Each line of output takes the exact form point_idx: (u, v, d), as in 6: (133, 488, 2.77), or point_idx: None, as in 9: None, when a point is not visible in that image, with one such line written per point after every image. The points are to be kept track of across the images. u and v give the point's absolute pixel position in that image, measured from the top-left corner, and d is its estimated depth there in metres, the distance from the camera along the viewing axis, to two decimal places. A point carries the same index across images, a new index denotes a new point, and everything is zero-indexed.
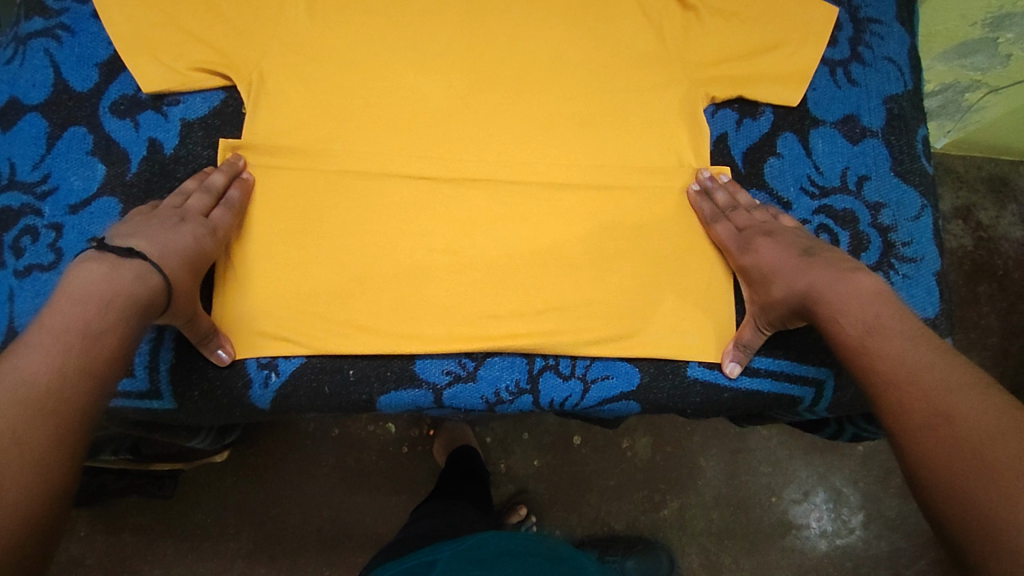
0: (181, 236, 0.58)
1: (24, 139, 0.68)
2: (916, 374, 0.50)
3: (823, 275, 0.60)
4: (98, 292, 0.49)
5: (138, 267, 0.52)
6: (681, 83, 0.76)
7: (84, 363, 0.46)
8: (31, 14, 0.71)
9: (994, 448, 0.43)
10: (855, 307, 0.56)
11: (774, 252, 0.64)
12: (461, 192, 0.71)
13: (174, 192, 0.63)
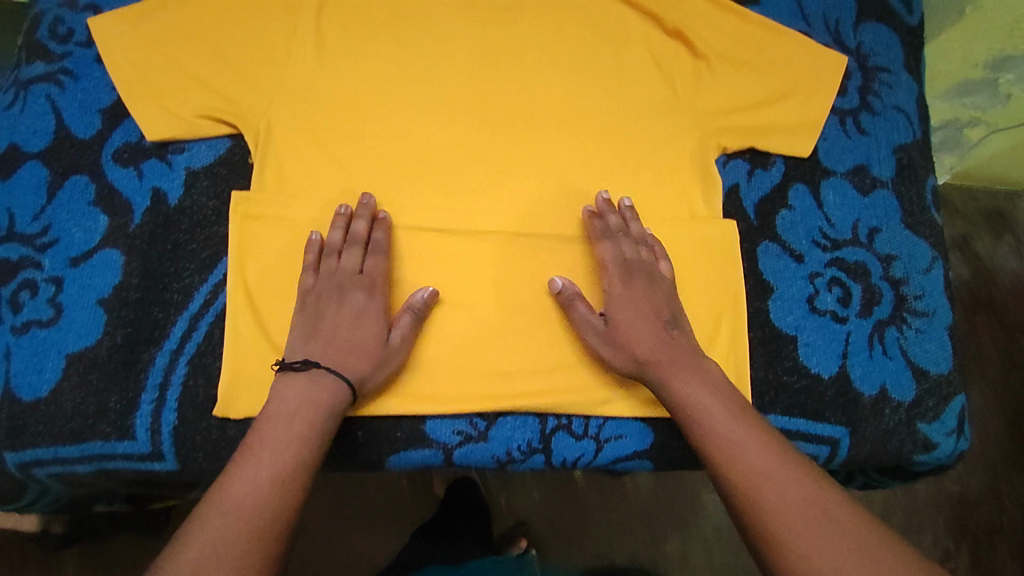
0: (351, 331, 0.63)
1: (24, 189, 0.66)
2: (750, 452, 0.56)
3: (673, 362, 0.63)
4: (314, 399, 0.59)
5: (323, 382, 0.60)
6: (693, 132, 0.75)
7: (286, 489, 0.54)
8: (32, 57, 0.69)
9: (810, 523, 0.51)
10: (694, 404, 0.61)
11: (629, 312, 0.66)
12: (472, 244, 0.70)
13: (327, 249, 0.66)
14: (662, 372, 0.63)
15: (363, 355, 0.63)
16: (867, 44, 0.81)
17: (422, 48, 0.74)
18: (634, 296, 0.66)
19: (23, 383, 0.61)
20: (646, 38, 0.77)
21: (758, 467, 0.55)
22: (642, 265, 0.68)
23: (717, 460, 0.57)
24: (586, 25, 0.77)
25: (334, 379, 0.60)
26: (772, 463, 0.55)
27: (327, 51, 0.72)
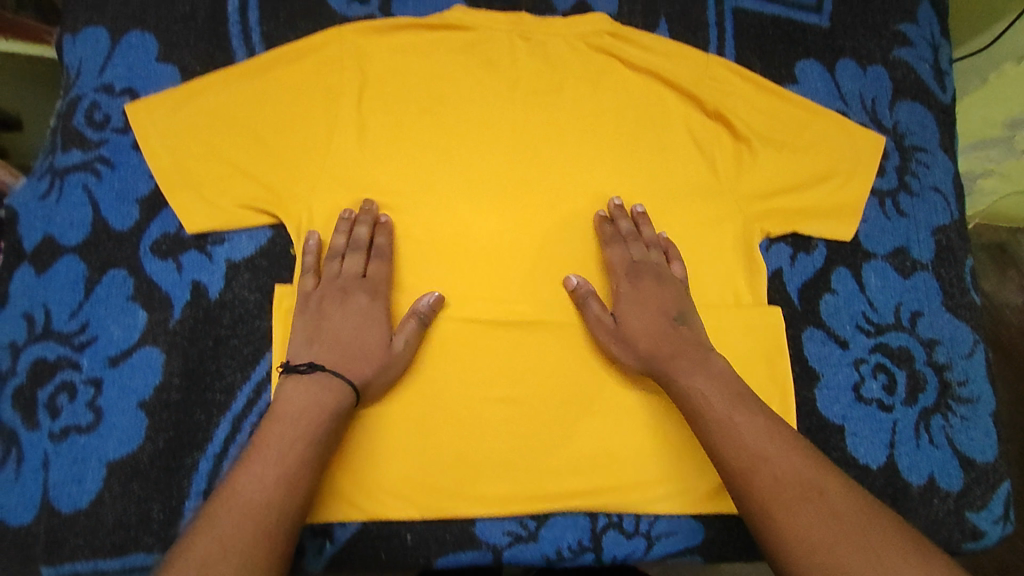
0: (353, 334, 0.63)
1: (60, 284, 0.64)
2: (756, 441, 0.57)
3: (679, 357, 0.63)
4: (317, 402, 0.59)
5: (324, 383, 0.60)
6: (737, 217, 0.74)
7: (287, 490, 0.54)
8: (69, 145, 0.68)
9: (798, 506, 0.53)
10: (699, 397, 0.61)
11: (636, 311, 0.66)
12: (518, 335, 0.68)
13: (331, 254, 0.66)
14: (668, 367, 0.63)
15: (366, 359, 0.62)
16: (903, 123, 0.81)
17: (463, 132, 0.73)
18: (644, 294, 0.67)
19: (62, 494, 0.59)
20: (688, 119, 0.77)
21: (766, 454, 0.56)
22: (650, 265, 0.69)
23: (725, 448, 0.58)
24: (626, 107, 0.76)
25: (336, 380, 0.60)
26: (778, 450, 0.57)
27: (368, 136, 0.71)
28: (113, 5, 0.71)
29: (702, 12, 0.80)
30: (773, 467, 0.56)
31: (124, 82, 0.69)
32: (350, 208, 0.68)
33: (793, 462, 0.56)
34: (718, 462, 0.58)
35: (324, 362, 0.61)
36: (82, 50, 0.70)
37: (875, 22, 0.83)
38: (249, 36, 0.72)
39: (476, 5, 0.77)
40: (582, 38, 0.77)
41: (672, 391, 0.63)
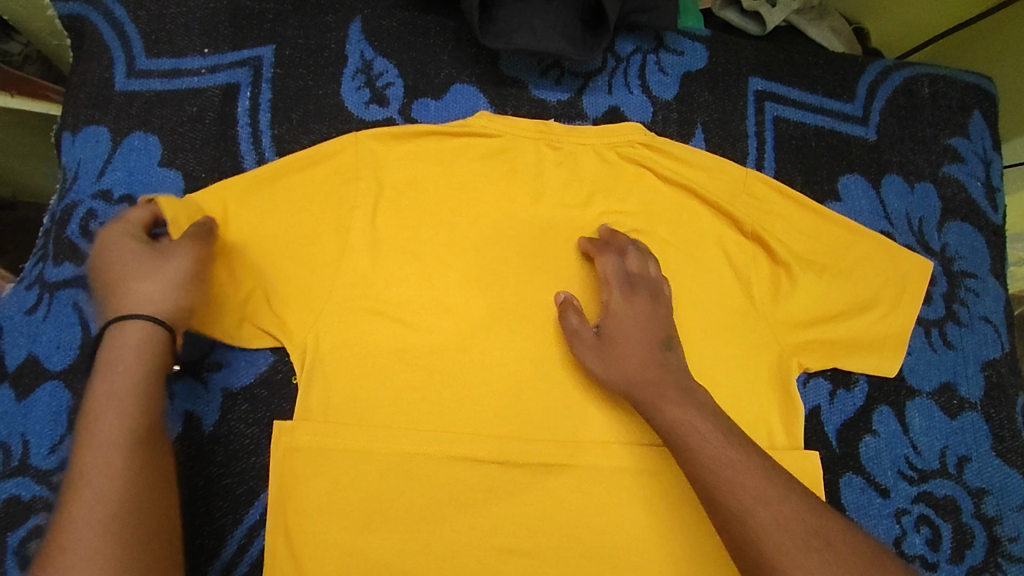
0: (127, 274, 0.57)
1: (41, 413, 0.59)
2: (732, 481, 0.51)
3: (666, 385, 0.58)
4: (130, 351, 0.53)
5: (115, 331, 0.54)
6: (773, 348, 0.69)
7: (140, 448, 0.49)
8: (62, 257, 0.64)
9: (792, 545, 0.47)
10: (680, 427, 0.56)
11: (624, 336, 0.62)
12: (533, 479, 0.63)
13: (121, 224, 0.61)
14: (651, 398, 0.58)
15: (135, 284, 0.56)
16: (952, 246, 0.76)
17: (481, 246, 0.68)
18: (634, 320, 0.63)
19: None
20: (722, 239, 0.72)
21: (743, 502, 0.50)
22: (636, 284, 0.65)
23: (702, 488, 0.52)
24: (655, 222, 0.72)
25: (121, 322, 0.54)
26: (751, 487, 0.50)
27: (382, 251, 0.66)
28: (118, 103, 0.68)
29: (740, 121, 0.76)
30: (756, 513, 0.49)
31: (123, 188, 0.66)
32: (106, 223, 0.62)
33: (775, 506, 0.49)
34: (711, 504, 0.51)
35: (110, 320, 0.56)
36: (82, 151, 0.66)
37: (924, 136, 0.79)
38: (260, 139, 0.69)
39: (501, 111, 0.73)
40: (612, 147, 0.72)
41: (651, 416, 0.58)
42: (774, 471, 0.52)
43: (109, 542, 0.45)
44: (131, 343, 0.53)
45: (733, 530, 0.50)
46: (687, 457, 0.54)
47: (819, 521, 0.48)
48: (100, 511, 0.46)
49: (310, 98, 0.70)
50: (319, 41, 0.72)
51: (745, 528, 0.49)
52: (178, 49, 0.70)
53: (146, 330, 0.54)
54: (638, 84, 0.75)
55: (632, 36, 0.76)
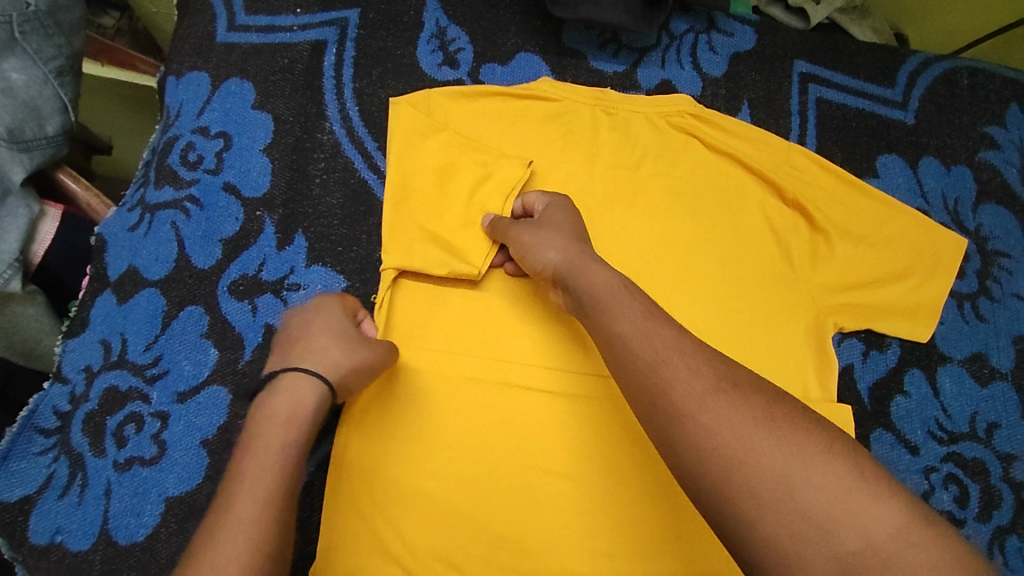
0: (331, 347, 0.57)
1: (139, 315, 0.65)
2: (635, 344, 0.49)
3: (588, 259, 0.57)
4: (300, 413, 0.53)
5: (291, 379, 0.54)
6: (809, 307, 0.73)
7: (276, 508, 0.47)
8: (162, 182, 0.70)
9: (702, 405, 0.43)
10: (599, 292, 0.54)
11: (530, 230, 0.63)
12: (581, 411, 0.66)
13: (337, 315, 0.61)
14: (568, 267, 0.57)
15: (353, 360, 0.57)
16: (987, 225, 0.79)
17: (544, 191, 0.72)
18: (543, 220, 0.64)
19: (120, 525, 0.60)
20: (763, 205, 0.76)
21: (650, 359, 0.47)
22: (553, 197, 0.67)
23: (615, 362, 0.50)
24: (702, 185, 0.76)
25: (289, 382, 0.53)
26: (660, 345, 0.48)
27: (448, 192, 0.71)
28: (218, 53, 0.76)
29: (785, 100, 0.81)
30: (661, 366, 0.46)
31: (219, 126, 0.73)
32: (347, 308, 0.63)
33: (679, 358, 0.46)
34: (633, 391, 0.48)
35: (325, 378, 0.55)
36: (183, 93, 0.74)
37: (962, 122, 0.82)
38: (342, 91, 0.76)
39: (562, 78, 0.79)
40: (664, 117, 0.78)
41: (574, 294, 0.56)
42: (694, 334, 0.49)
43: None
44: (302, 403, 0.53)
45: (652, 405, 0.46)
46: (600, 332, 0.52)
47: (726, 370, 0.46)
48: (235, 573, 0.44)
49: (389, 57, 0.77)
50: (400, 8, 0.79)
51: (653, 389, 0.46)
52: (274, 9, 0.77)
53: (318, 398, 0.54)
54: (690, 60, 0.81)
55: (686, 17, 0.82)
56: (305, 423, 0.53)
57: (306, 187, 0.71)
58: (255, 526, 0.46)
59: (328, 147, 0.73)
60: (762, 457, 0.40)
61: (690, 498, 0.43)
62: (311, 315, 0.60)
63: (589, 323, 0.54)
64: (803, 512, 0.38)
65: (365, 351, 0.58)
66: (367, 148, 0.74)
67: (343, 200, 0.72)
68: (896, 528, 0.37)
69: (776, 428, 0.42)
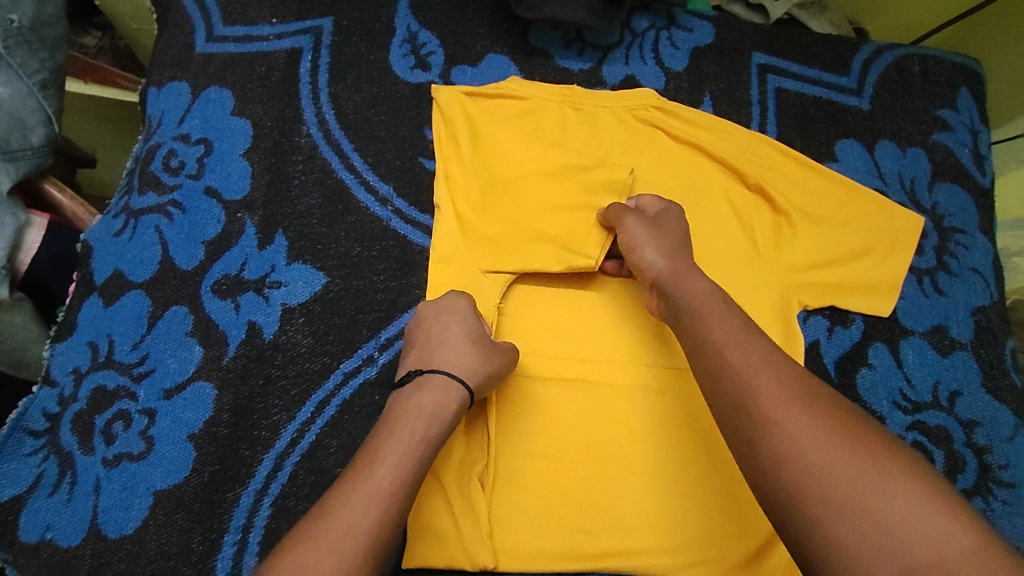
0: (468, 351, 0.62)
1: (125, 317, 0.67)
2: (727, 349, 0.52)
3: (689, 271, 0.62)
4: (441, 413, 0.57)
5: (438, 382, 0.59)
6: (775, 287, 0.75)
7: (397, 490, 0.51)
8: (146, 188, 0.72)
9: (788, 414, 0.46)
10: (696, 297, 0.58)
11: (644, 227, 0.67)
12: (553, 393, 0.69)
13: (473, 318, 0.65)
14: (671, 274, 0.62)
15: (490, 367, 0.62)
16: (942, 204, 0.83)
17: (516, 179, 0.74)
18: (658, 224, 0.68)
19: (109, 519, 0.61)
20: (728, 191, 0.79)
21: (739, 366, 0.50)
22: (669, 205, 0.71)
23: (702, 366, 0.53)
24: (668, 175, 0.79)
25: (439, 383, 0.59)
26: (750, 353, 0.51)
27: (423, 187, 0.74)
28: (198, 63, 0.78)
29: (745, 91, 0.85)
30: (751, 371, 0.49)
31: (200, 133, 0.75)
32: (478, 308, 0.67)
33: (768, 371, 0.49)
34: (715, 391, 0.51)
35: (466, 382, 0.60)
36: (165, 102, 0.77)
37: (915, 107, 0.86)
38: (318, 96, 0.79)
39: (530, 77, 0.82)
40: (629, 110, 0.81)
41: (669, 300, 0.61)
42: (778, 348, 0.52)
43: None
44: (444, 404, 0.58)
45: (734, 405, 0.49)
46: (691, 335, 0.56)
47: (813, 386, 0.48)
48: (344, 539, 0.48)
49: (363, 63, 0.80)
50: (372, 15, 0.82)
51: (738, 393, 0.49)
52: (251, 19, 0.80)
53: (460, 403, 0.59)
54: (652, 56, 0.84)
55: (647, 15, 0.85)
56: (447, 423, 0.58)
57: (285, 189, 0.74)
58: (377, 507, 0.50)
59: (305, 150, 0.76)
60: (842, 466, 0.42)
61: (760, 499, 0.46)
62: (449, 320, 0.64)
63: (682, 326, 0.58)
64: (880, 521, 0.40)
65: (498, 360, 0.63)
66: (344, 149, 0.77)
67: (321, 200, 0.74)
68: (969, 547, 0.38)
69: (859, 443, 0.44)
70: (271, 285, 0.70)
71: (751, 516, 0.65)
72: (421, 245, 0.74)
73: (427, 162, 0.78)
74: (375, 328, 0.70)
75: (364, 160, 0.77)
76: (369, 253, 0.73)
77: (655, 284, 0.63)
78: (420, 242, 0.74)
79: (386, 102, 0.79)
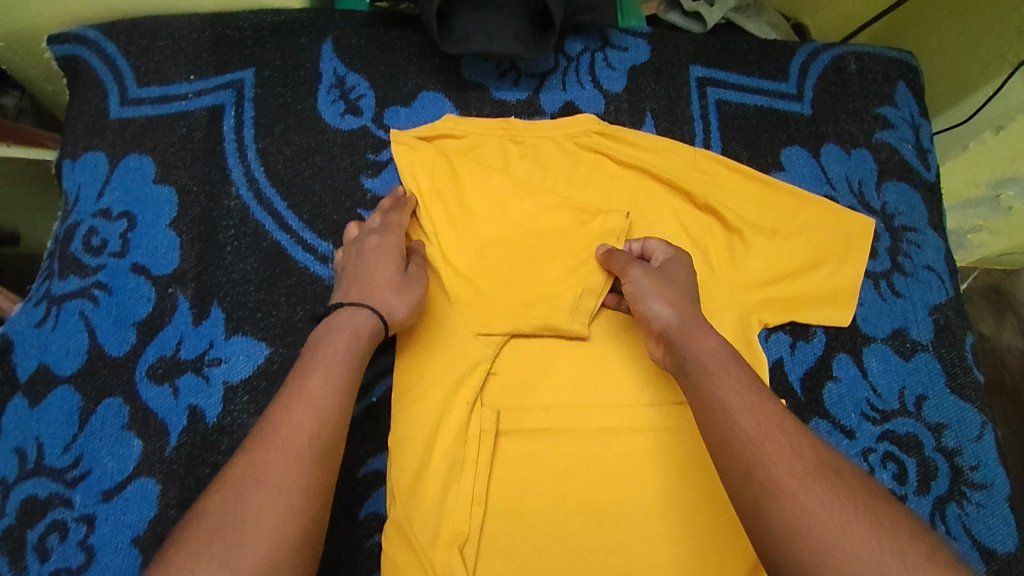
0: (381, 274, 0.64)
1: (54, 415, 0.63)
2: (737, 414, 0.53)
3: (699, 329, 0.62)
4: (360, 332, 0.59)
5: (352, 307, 0.60)
6: (734, 307, 0.74)
7: (332, 399, 0.54)
8: (66, 272, 0.68)
9: (801, 487, 0.48)
10: (706, 357, 0.59)
11: (650, 278, 0.66)
12: (518, 446, 0.67)
13: (390, 245, 0.67)
14: (679, 330, 0.62)
15: (404, 296, 0.63)
16: (891, 203, 0.82)
17: (464, 226, 0.73)
18: (662, 272, 0.68)
19: None
20: (678, 212, 0.78)
21: (749, 429, 0.52)
22: (673, 251, 0.71)
23: (712, 428, 0.55)
24: (617, 202, 0.77)
25: (350, 305, 0.61)
26: (763, 420, 0.53)
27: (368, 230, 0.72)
28: (113, 130, 0.74)
29: (687, 107, 0.83)
30: (764, 441, 0.51)
31: (121, 206, 0.71)
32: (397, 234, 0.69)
33: (781, 439, 0.51)
34: (725, 458, 0.52)
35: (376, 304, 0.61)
36: (81, 175, 0.72)
37: (856, 107, 0.86)
38: (245, 153, 0.75)
39: (466, 113, 0.79)
40: (571, 138, 0.79)
41: (677, 359, 0.61)
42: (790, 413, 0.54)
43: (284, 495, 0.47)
44: (361, 325, 0.59)
45: (746, 474, 0.50)
46: (699, 396, 0.57)
47: (826, 457, 0.50)
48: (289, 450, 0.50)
49: (290, 113, 0.76)
50: (295, 61, 0.78)
51: (749, 459, 0.50)
52: (166, 77, 0.76)
53: (374, 324, 0.60)
54: (590, 79, 0.82)
55: (580, 37, 0.83)
56: (367, 342, 0.59)
57: (217, 256, 0.70)
58: (314, 415, 0.52)
59: (236, 213, 0.72)
60: (854, 545, 0.44)
61: (762, 558, 0.48)
62: (372, 238, 0.67)
63: (690, 385, 0.59)
64: None
65: (412, 288, 0.64)
66: (277, 209, 0.73)
67: (256, 265, 0.70)
68: None
69: (877, 523, 0.46)
70: (210, 363, 0.66)
71: (728, 554, 0.64)
72: None
73: (366, 213, 0.75)
74: None
75: (300, 218, 0.73)
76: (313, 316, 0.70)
77: (662, 336, 0.63)
78: None
79: (318, 153, 0.76)
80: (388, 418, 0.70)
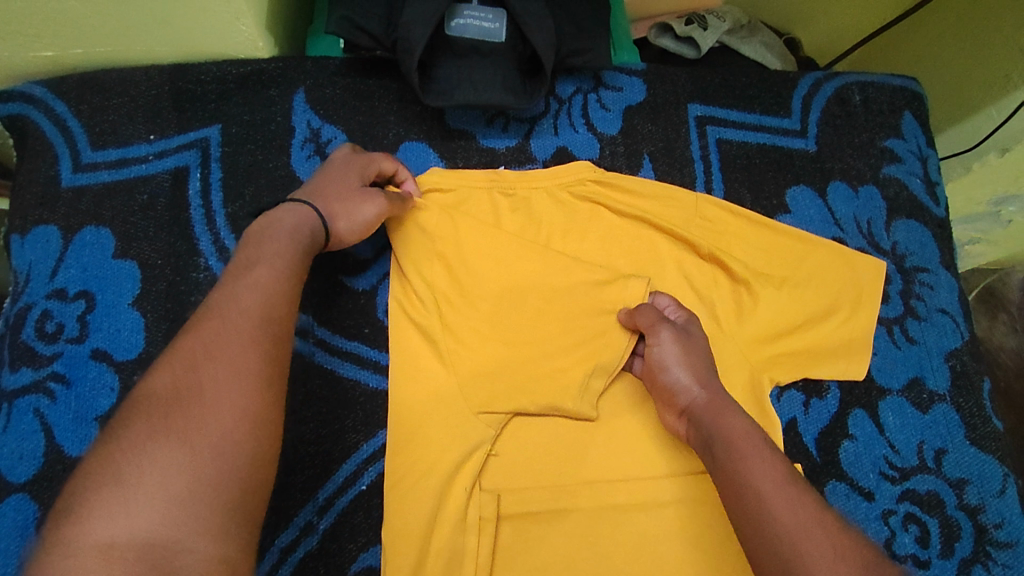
0: (333, 181, 0.62)
1: (7, 530, 0.57)
2: (773, 503, 0.50)
3: (727, 407, 0.59)
4: (300, 230, 0.57)
5: (290, 205, 0.59)
6: (744, 366, 0.70)
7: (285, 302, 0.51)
8: (18, 363, 0.62)
9: None
10: (738, 438, 0.55)
11: (673, 346, 0.63)
12: (522, 531, 0.63)
13: (357, 161, 0.65)
14: (706, 409, 0.59)
15: (350, 208, 0.62)
16: (902, 243, 0.79)
17: (456, 291, 0.68)
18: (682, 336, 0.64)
19: None
20: (681, 263, 0.73)
21: (787, 523, 0.48)
22: (689, 310, 0.67)
23: (746, 518, 0.51)
24: (616, 255, 0.73)
25: (289, 204, 0.59)
26: (801, 512, 0.48)
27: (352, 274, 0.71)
28: (66, 201, 0.67)
29: (686, 148, 0.78)
30: (804, 536, 0.47)
31: (78, 285, 0.65)
32: (375, 158, 0.66)
33: (822, 534, 0.47)
34: (761, 553, 0.48)
35: (317, 206, 0.59)
36: (32, 253, 0.65)
37: (861, 140, 0.82)
38: (213, 219, 0.69)
39: (452, 165, 0.74)
40: (565, 187, 0.73)
41: (703, 439, 0.58)
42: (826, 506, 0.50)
43: (234, 384, 0.44)
44: (298, 222, 0.57)
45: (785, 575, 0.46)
46: (730, 480, 0.53)
47: (872, 555, 0.46)
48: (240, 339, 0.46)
49: (261, 172, 0.71)
50: (265, 115, 0.72)
51: (789, 554, 0.46)
52: (124, 139, 0.70)
53: (313, 226, 0.58)
54: (583, 122, 0.77)
55: (571, 78, 0.78)
56: (304, 240, 0.57)
57: None
58: (264, 301, 0.50)
59: (206, 287, 0.66)
60: None
61: None
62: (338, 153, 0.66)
63: (719, 467, 0.55)
64: None
65: (363, 204, 0.62)
66: None
67: None
68: None
69: None
70: None
71: None
72: (352, 378, 0.67)
73: (349, 280, 0.70)
74: (310, 489, 0.64)
75: None
76: (293, 400, 0.65)
77: (687, 411, 0.61)
78: (350, 376, 0.67)
79: None
80: (381, 507, 0.64)
